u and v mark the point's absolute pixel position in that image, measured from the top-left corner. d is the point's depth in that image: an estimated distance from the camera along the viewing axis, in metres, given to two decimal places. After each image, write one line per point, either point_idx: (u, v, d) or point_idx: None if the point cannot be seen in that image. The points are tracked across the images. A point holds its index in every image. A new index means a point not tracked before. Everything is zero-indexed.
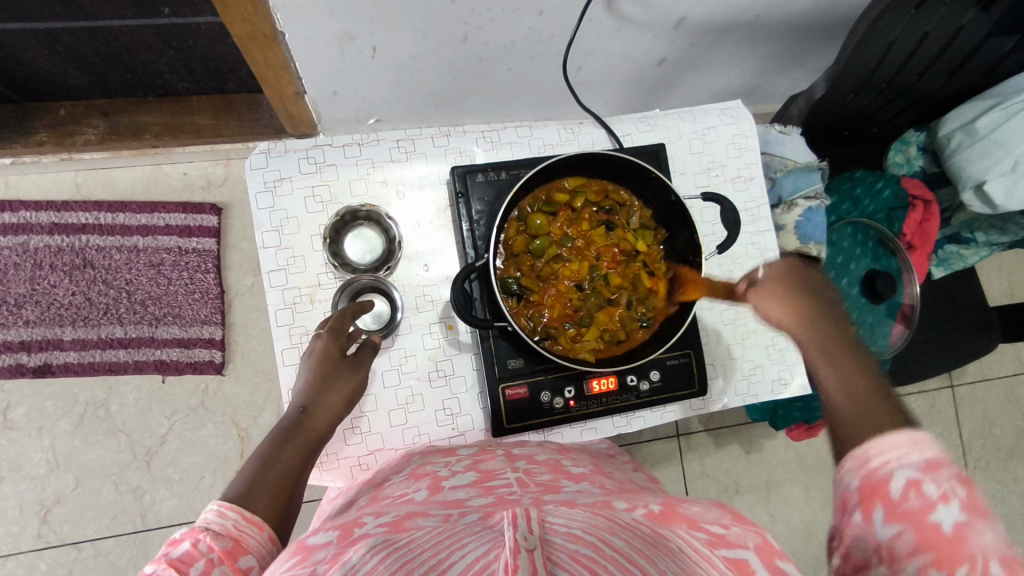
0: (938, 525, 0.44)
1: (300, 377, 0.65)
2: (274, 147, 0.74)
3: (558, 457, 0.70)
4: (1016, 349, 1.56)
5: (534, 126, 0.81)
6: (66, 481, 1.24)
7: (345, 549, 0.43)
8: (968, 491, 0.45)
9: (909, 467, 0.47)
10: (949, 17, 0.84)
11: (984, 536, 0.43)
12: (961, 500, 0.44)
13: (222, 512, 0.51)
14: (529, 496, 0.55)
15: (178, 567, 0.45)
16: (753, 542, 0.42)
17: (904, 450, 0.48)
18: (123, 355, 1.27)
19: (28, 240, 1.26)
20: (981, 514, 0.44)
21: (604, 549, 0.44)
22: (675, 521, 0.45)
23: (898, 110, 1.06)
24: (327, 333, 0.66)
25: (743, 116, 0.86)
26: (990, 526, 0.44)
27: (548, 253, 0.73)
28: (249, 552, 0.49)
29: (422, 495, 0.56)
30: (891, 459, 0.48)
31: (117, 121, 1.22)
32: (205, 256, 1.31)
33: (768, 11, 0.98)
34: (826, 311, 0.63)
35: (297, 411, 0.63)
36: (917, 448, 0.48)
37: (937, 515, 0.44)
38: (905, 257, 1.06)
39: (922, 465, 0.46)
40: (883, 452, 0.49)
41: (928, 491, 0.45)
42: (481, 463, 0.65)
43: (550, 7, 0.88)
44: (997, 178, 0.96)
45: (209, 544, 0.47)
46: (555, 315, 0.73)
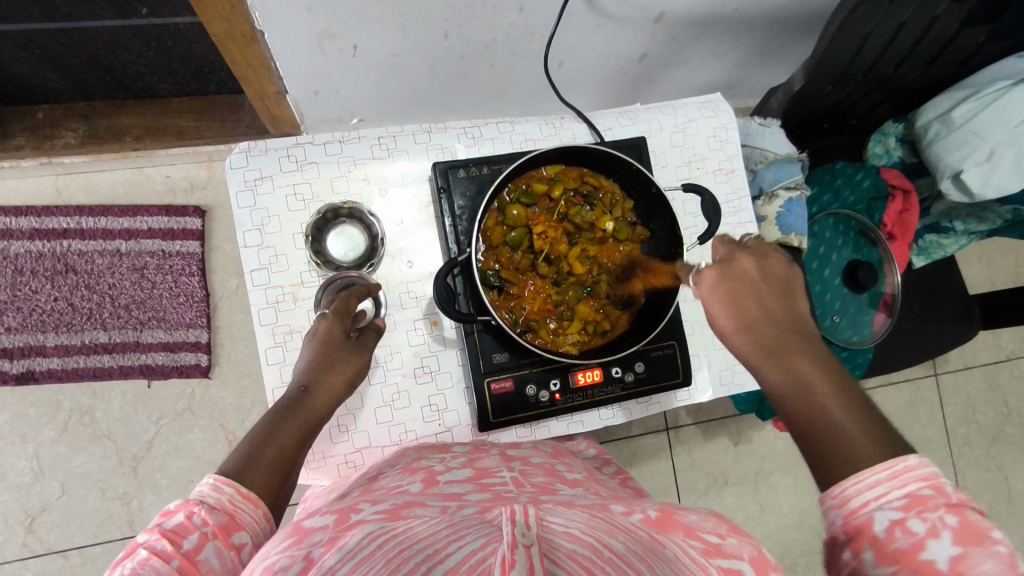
0: (933, 562, 0.41)
1: (303, 356, 0.65)
2: (254, 146, 0.73)
3: (552, 460, 0.70)
4: (997, 336, 1.58)
5: (516, 121, 0.81)
6: (52, 489, 1.23)
7: (342, 532, 0.43)
8: (964, 518, 0.42)
9: (889, 508, 0.44)
10: (924, 8, 0.85)
11: (987, 566, 0.40)
12: (953, 528, 0.42)
13: (218, 486, 0.50)
14: (526, 496, 0.55)
15: (171, 538, 0.46)
16: (749, 554, 0.41)
17: (881, 488, 0.46)
18: (107, 360, 1.26)
19: (8, 246, 1.25)
20: (982, 535, 0.41)
21: (602, 549, 0.46)
22: (671, 529, 0.43)
23: (876, 102, 1.07)
24: (332, 315, 0.66)
25: (723, 109, 0.86)
26: (994, 546, 0.41)
27: (525, 245, 0.73)
28: (243, 528, 0.49)
29: (417, 487, 0.56)
30: (870, 500, 0.46)
31: (97, 124, 1.21)
32: (189, 259, 1.30)
33: (747, 4, 0.99)
34: (772, 313, 0.59)
35: (298, 390, 0.62)
36: (898, 484, 0.45)
37: (929, 552, 0.42)
38: (886, 247, 1.07)
39: (903, 503, 0.44)
40: (858, 491, 0.46)
41: (913, 528, 0.43)
42: (474, 461, 0.66)
43: (531, 3, 0.88)
44: (973, 168, 0.97)
45: (203, 517, 0.47)
46: (536, 310, 0.74)
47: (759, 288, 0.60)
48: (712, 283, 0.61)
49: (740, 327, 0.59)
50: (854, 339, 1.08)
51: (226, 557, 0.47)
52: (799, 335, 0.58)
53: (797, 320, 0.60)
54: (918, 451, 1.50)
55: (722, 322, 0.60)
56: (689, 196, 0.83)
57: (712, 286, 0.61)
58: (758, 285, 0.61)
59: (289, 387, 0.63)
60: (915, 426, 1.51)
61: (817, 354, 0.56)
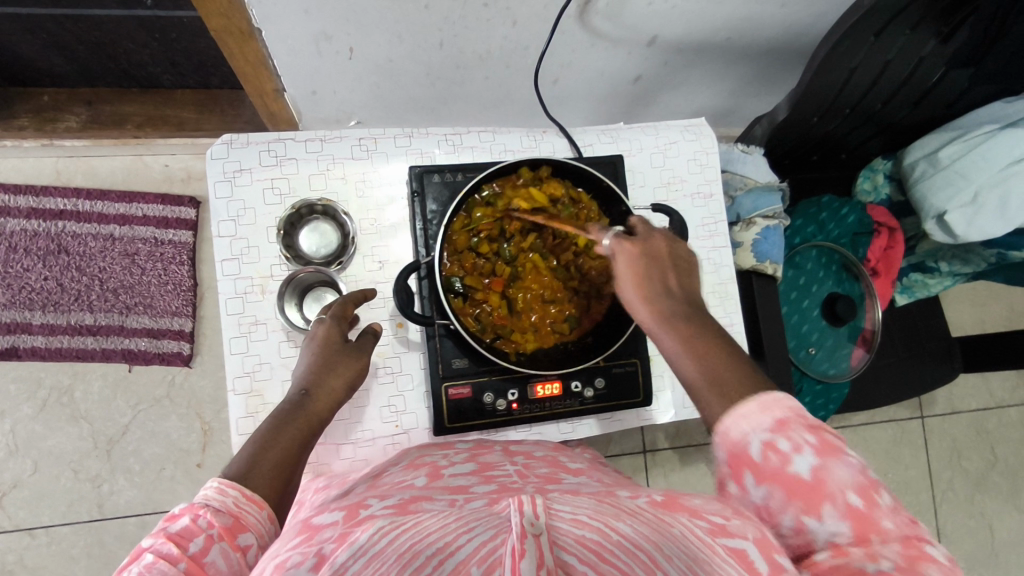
0: (800, 476, 0.44)
1: (302, 361, 0.66)
2: (237, 139, 0.75)
3: (555, 453, 0.70)
4: (985, 382, 1.57)
5: (497, 132, 0.83)
6: (25, 466, 1.24)
7: (352, 529, 0.41)
8: (821, 436, 0.45)
9: (760, 431, 0.46)
10: (910, 49, 0.85)
11: (842, 473, 0.44)
12: (815, 444, 0.45)
13: (222, 489, 0.49)
14: (531, 486, 0.55)
15: (177, 541, 0.44)
16: (755, 535, 0.41)
17: (754, 417, 0.47)
18: (90, 342, 1.27)
19: (4, 224, 1.27)
20: (836, 448, 0.45)
21: (610, 533, 0.40)
22: (677, 510, 0.43)
23: (866, 136, 1.07)
24: (330, 318, 0.68)
25: (705, 134, 0.87)
26: (846, 456, 0.45)
27: (490, 250, 0.74)
28: (248, 530, 0.48)
29: (422, 480, 0.56)
30: (745, 429, 0.47)
31: (99, 111, 1.24)
32: (180, 247, 1.32)
33: (738, 34, 1.00)
34: (673, 282, 0.60)
35: (299, 394, 0.62)
36: (767, 410, 0.47)
37: (795, 467, 0.44)
38: (868, 283, 1.07)
39: (770, 425, 0.46)
40: (735, 423, 0.48)
41: (782, 448, 0.45)
42: (478, 456, 0.65)
43: (524, 18, 0.90)
44: (957, 209, 0.97)
45: (209, 520, 0.46)
46: (498, 314, 0.74)
47: (665, 258, 0.61)
48: (627, 255, 0.61)
49: (648, 298, 0.59)
50: (831, 372, 1.08)
51: (232, 559, 0.45)
52: (694, 303, 0.60)
53: (693, 290, 0.61)
54: (900, 493, 1.48)
55: (626, 292, 0.61)
56: (660, 216, 0.83)
57: (627, 259, 0.61)
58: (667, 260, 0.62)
59: (290, 392, 0.64)
60: (897, 466, 1.50)
61: (704, 318, 0.58)
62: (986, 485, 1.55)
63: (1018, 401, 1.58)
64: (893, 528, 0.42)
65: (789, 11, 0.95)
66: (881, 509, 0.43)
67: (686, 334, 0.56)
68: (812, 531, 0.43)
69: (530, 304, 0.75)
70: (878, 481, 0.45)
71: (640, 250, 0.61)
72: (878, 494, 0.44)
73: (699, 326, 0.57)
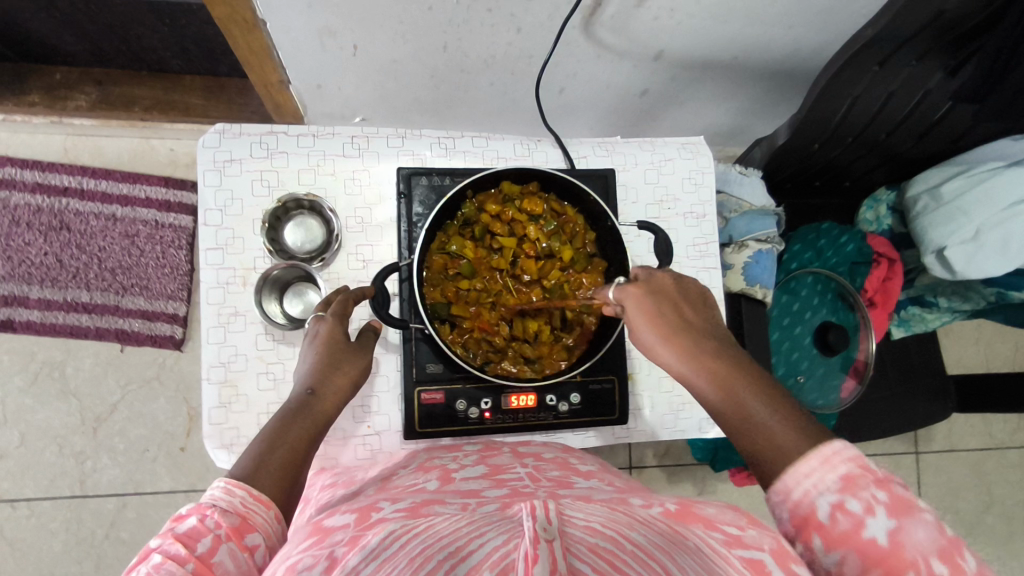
0: (875, 541, 0.40)
1: (304, 359, 0.65)
2: (229, 129, 0.75)
3: (565, 455, 0.67)
4: (985, 423, 1.53)
5: (491, 138, 0.82)
6: (11, 438, 1.24)
7: (364, 531, 0.42)
8: (893, 493, 0.42)
9: (827, 492, 0.43)
10: (914, 81, 0.84)
11: (921, 534, 0.40)
12: (887, 503, 0.41)
13: (229, 489, 0.48)
14: (544, 490, 0.51)
15: (185, 542, 0.43)
16: (770, 546, 0.40)
17: (816, 475, 0.45)
18: (85, 319, 1.28)
19: (9, 197, 1.29)
20: (912, 507, 0.41)
21: (622, 542, 0.39)
22: (691, 522, 0.42)
23: (870, 166, 1.06)
24: (330, 317, 0.67)
25: (702, 153, 0.86)
26: (925, 516, 0.41)
27: (473, 276, 0.73)
28: (257, 530, 0.46)
29: (433, 485, 0.54)
30: (810, 489, 0.44)
31: (108, 91, 1.25)
32: (180, 232, 1.33)
33: (747, 53, 0.99)
34: (693, 325, 0.60)
35: (304, 394, 0.61)
36: (829, 466, 0.44)
37: (869, 530, 0.40)
38: (863, 313, 1.05)
39: (837, 485, 0.43)
40: (797, 482, 0.45)
41: (852, 508, 0.42)
42: (489, 458, 0.62)
43: (529, 26, 0.89)
44: (957, 245, 0.95)
45: (217, 520, 0.45)
46: (489, 338, 0.73)
47: (677, 299, 0.62)
48: (635, 297, 0.62)
49: (661, 338, 0.60)
50: (820, 403, 1.06)
51: (240, 560, 0.44)
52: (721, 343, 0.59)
53: (718, 329, 0.61)
54: None
55: (647, 338, 0.61)
56: (642, 234, 0.83)
57: (636, 300, 0.62)
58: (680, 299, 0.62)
59: (294, 390, 0.62)
60: None
61: (734, 356, 0.58)
62: (978, 527, 1.52)
63: (1018, 444, 1.55)
64: None
65: (797, 34, 0.94)
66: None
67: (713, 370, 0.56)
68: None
69: (523, 329, 0.74)
70: (964, 543, 0.40)
71: (651, 293, 0.62)
72: (962, 560, 0.39)
73: (730, 366, 0.56)
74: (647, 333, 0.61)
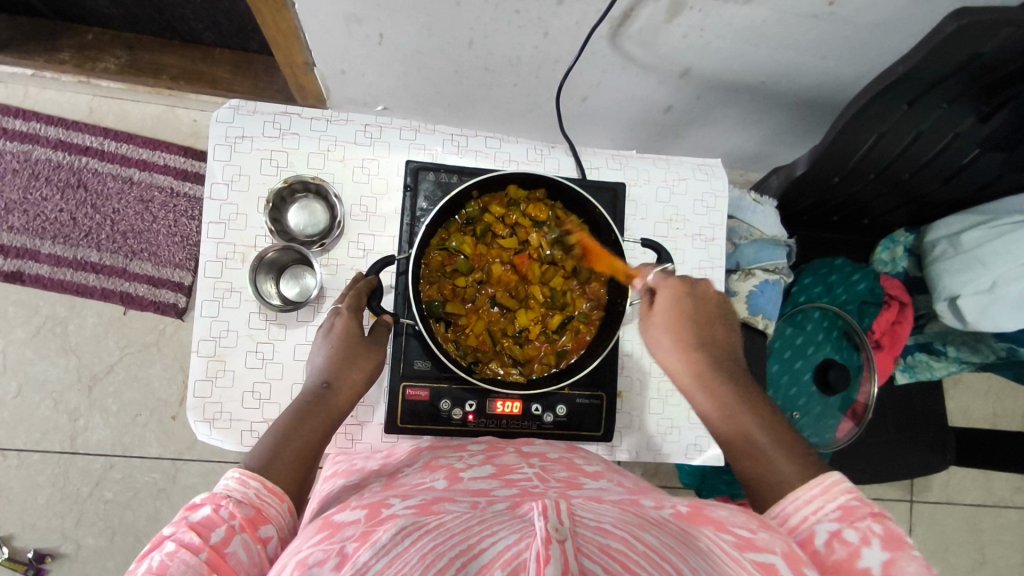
0: (869, 569, 0.44)
1: (319, 352, 0.65)
2: (244, 106, 0.76)
3: (571, 455, 0.65)
4: (987, 478, 1.49)
5: (505, 140, 0.82)
6: (9, 387, 1.26)
7: (375, 527, 0.40)
8: (886, 528, 0.46)
9: (827, 521, 0.48)
10: (944, 123, 0.82)
11: (912, 567, 0.43)
12: (882, 537, 0.45)
13: (243, 480, 0.51)
14: (554, 491, 0.50)
15: (199, 531, 0.46)
16: (780, 548, 0.42)
17: (816, 503, 0.50)
18: (92, 279, 1.29)
19: (32, 151, 1.31)
20: (903, 543, 0.45)
21: (635, 542, 0.37)
22: (702, 522, 0.42)
23: (891, 205, 1.04)
24: (347, 310, 0.67)
25: (718, 175, 0.85)
26: (914, 552, 0.45)
27: (469, 275, 0.73)
28: (269, 522, 0.49)
29: (442, 485, 0.51)
30: (808, 515, 0.49)
31: (138, 57, 1.26)
32: (194, 202, 1.34)
33: (775, 79, 0.97)
34: (710, 341, 0.66)
35: (321, 386, 0.62)
36: (829, 498, 0.49)
37: (864, 559, 0.44)
38: (869, 354, 1.03)
39: (837, 514, 0.48)
40: (798, 508, 0.50)
41: (849, 538, 0.46)
42: (496, 458, 0.60)
43: (556, 31, 0.88)
44: (971, 295, 0.93)
45: (231, 511, 0.48)
46: (479, 338, 0.73)
47: (707, 311, 0.68)
48: (672, 295, 0.68)
49: (681, 343, 0.65)
50: (814, 441, 1.04)
51: (252, 551, 0.46)
52: (733, 367, 0.65)
53: (731, 353, 0.67)
54: None
55: (668, 341, 0.66)
56: (646, 252, 0.82)
57: (671, 297, 0.68)
58: (708, 310, 0.68)
59: (310, 381, 0.63)
60: None
61: (743, 380, 0.64)
62: None
63: (1018, 504, 1.51)
64: None
65: (829, 64, 0.92)
66: None
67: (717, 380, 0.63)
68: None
69: (514, 332, 0.73)
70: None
71: (686, 297, 0.68)
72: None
73: (736, 388, 0.62)
74: (668, 335, 0.66)
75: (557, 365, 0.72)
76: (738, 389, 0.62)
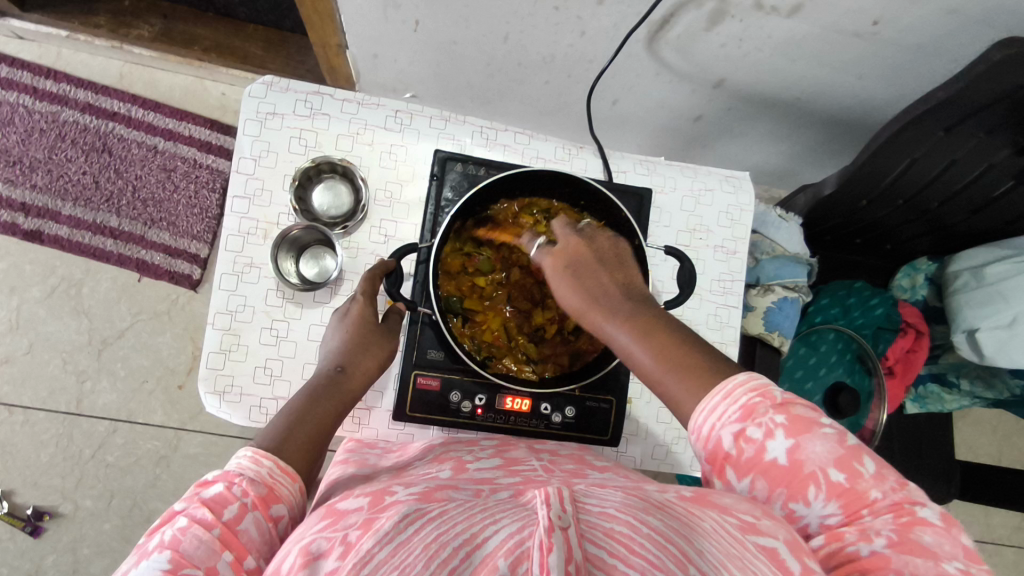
0: (778, 462, 0.46)
1: (333, 337, 0.65)
2: (277, 83, 0.76)
3: (583, 453, 0.65)
4: (986, 515, 1.48)
5: (534, 137, 0.81)
6: (20, 344, 1.27)
7: (377, 514, 0.40)
8: (789, 415, 0.47)
9: (729, 424, 0.48)
10: (978, 152, 0.81)
11: (818, 447, 0.46)
12: (786, 425, 0.47)
13: (257, 459, 0.51)
14: (558, 479, 0.50)
15: (211, 507, 0.46)
16: (783, 536, 0.40)
17: (720, 408, 0.48)
18: (109, 243, 1.30)
19: (60, 112, 1.31)
20: (809, 425, 0.47)
21: (639, 525, 0.36)
22: (706, 507, 0.42)
23: (915, 233, 1.03)
24: (363, 298, 0.67)
25: (744, 189, 0.84)
26: (821, 430, 0.47)
27: (490, 272, 0.73)
28: (281, 501, 0.49)
29: (447, 474, 0.51)
30: (715, 424, 0.48)
31: (172, 26, 1.26)
32: (216, 175, 1.34)
33: (810, 96, 0.96)
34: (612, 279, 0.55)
35: (334, 370, 0.62)
36: (731, 399, 0.48)
37: (770, 453, 0.46)
38: (880, 380, 1.02)
39: (738, 415, 0.47)
40: (705, 419, 0.48)
41: (753, 436, 0.47)
42: (505, 452, 0.60)
43: (593, 31, 0.87)
44: (990, 329, 0.92)
45: (244, 489, 0.48)
46: (495, 335, 0.73)
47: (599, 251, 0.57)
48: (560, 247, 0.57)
49: (576, 290, 0.55)
50: None
51: (264, 528, 0.47)
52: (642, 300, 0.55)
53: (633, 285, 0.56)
54: None
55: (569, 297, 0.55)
56: (668, 259, 0.82)
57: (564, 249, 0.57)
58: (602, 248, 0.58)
59: (323, 365, 0.63)
60: None
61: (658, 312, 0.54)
62: None
63: (1016, 544, 1.49)
64: (880, 497, 0.46)
65: (866, 85, 0.91)
66: (863, 479, 0.46)
67: (630, 314, 0.53)
68: (801, 515, 0.47)
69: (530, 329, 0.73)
70: (855, 446, 0.47)
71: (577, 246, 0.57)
72: (856, 462, 0.46)
73: (657, 323, 0.53)
74: (564, 281, 0.56)
75: (572, 365, 0.71)
76: (657, 323, 0.53)
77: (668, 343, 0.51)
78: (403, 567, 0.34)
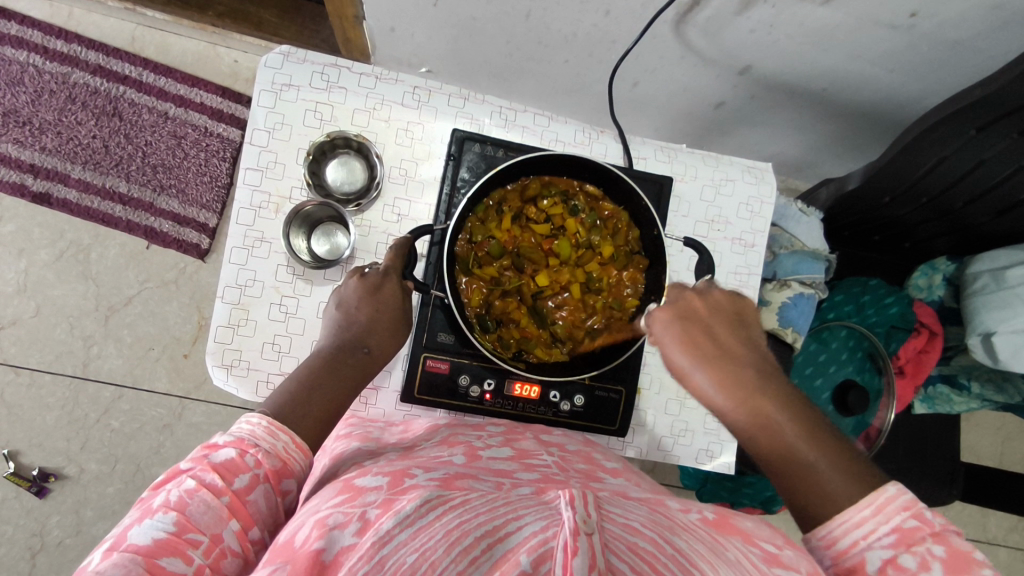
0: None
1: (360, 309, 0.64)
2: (294, 53, 0.74)
3: (588, 449, 0.64)
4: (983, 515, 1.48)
5: (554, 119, 0.80)
6: (27, 307, 1.26)
7: (397, 496, 0.39)
8: (946, 548, 0.43)
9: (880, 547, 0.44)
10: (1009, 154, 0.79)
11: None
12: (943, 559, 0.42)
13: (272, 431, 0.50)
14: (575, 481, 0.50)
15: (222, 473, 0.45)
16: (806, 569, 0.39)
17: (868, 525, 0.45)
18: (118, 209, 1.29)
19: (71, 73, 1.29)
20: (968, 564, 0.42)
21: (665, 546, 0.36)
22: (731, 534, 0.41)
23: (935, 233, 1.01)
24: (395, 276, 0.66)
25: (767, 180, 0.82)
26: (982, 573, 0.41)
27: (506, 258, 0.72)
28: (293, 476, 0.49)
29: (460, 460, 0.51)
30: (859, 540, 0.45)
31: None
32: (226, 143, 1.32)
33: (837, 87, 0.94)
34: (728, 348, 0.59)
35: (356, 347, 0.62)
36: (884, 519, 0.45)
37: None
38: (891, 380, 1.02)
39: (891, 539, 0.44)
40: (846, 530, 0.46)
41: (906, 564, 0.42)
42: (514, 442, 0.59)
43: (618, 11, 0.84)
44: (1006, 333, 0.91)
45: (258, 460, 0.47)
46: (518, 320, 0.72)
47: (705, 321, 0.61)
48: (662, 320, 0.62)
49: (676, 348, 0.60)
50: None
51: (271, 502, 0.47)
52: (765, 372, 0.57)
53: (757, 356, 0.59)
54: None
55: (678, 361, 0.60)
56: (685, 250, 0.80)
57: (668, 320, 0.62)
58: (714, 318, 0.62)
59: (345, 337, 0.62)
60: None
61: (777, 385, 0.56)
62: None
63: (1010, 544, 1.49)
64: None
65: (896, 79, 0.88)
66: None
67: (738, 381, 0.56)
68: None
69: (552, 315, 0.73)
70: None
71: (683, 318, 0.62)
72: None
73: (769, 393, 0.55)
74: (674, 326, 0.61)
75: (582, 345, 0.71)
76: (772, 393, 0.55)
77: (778, 414, 0.54)
78: (423, 550, 0.34)
